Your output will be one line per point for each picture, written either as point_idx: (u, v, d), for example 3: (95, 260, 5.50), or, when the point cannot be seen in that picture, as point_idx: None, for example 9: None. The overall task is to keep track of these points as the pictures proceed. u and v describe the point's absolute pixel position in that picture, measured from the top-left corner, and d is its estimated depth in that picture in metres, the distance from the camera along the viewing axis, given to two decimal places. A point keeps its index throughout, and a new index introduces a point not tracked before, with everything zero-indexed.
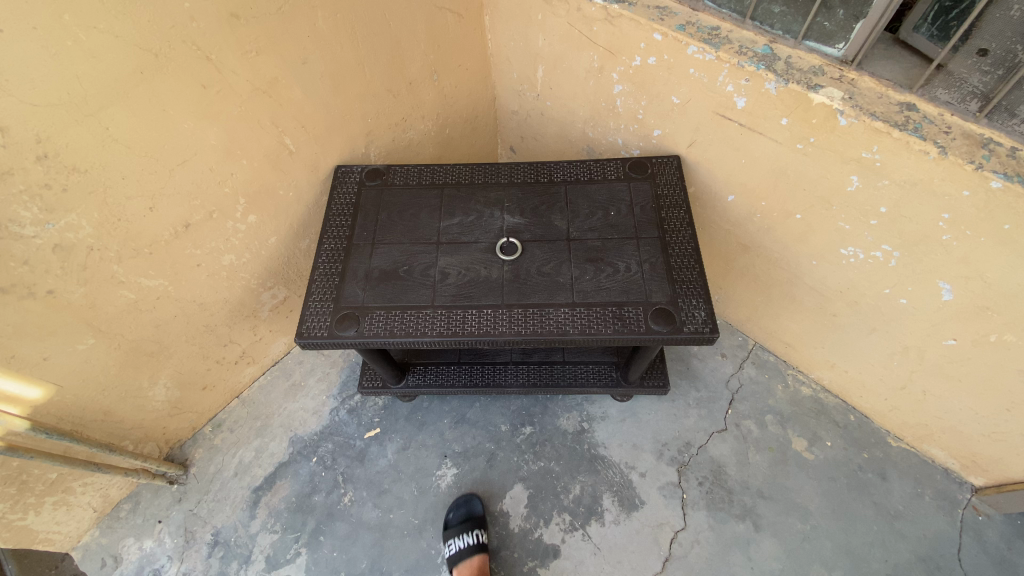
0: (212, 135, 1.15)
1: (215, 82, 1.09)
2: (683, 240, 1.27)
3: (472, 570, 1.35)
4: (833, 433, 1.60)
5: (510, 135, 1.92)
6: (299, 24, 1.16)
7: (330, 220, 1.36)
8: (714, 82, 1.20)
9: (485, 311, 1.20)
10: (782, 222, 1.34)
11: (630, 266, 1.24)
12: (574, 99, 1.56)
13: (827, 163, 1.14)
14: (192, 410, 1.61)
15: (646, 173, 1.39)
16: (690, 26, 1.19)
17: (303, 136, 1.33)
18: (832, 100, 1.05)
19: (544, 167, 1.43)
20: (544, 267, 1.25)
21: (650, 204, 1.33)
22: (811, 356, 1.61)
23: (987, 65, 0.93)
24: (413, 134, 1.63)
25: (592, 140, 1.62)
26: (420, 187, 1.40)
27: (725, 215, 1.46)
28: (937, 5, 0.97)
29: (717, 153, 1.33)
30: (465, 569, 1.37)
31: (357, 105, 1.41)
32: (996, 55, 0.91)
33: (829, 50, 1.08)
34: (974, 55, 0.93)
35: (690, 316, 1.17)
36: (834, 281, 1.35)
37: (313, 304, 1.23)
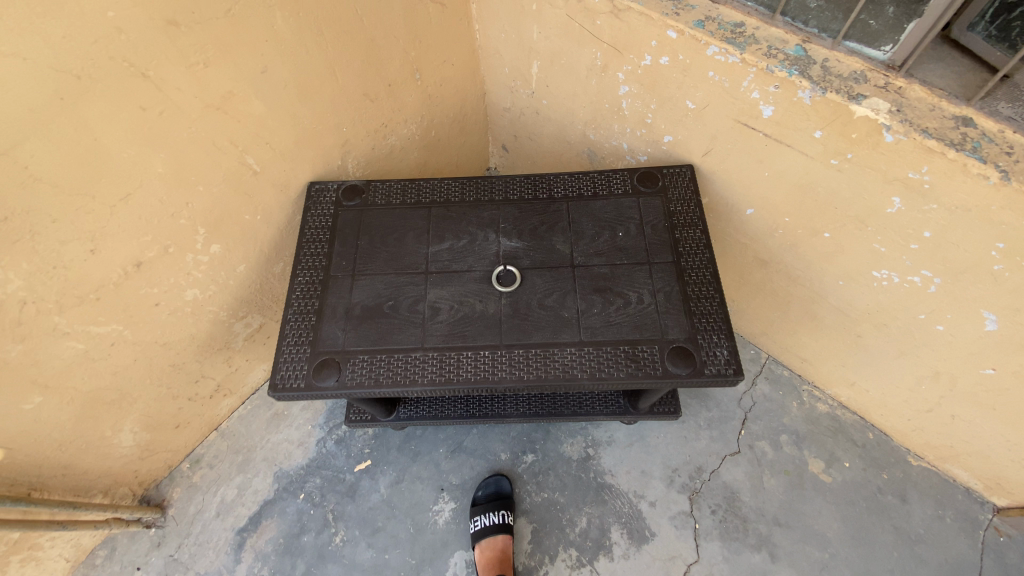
0: (159, 162, 0.99)
1: (157, 103, 0.93)
2: (701, 265, 1.14)
3: (495, 551, 1.36)
4: (850, 453, 1.52)
5: (502, 134, 1.76)
6: (254, 27, 0.99)
7: (304, 248, 1.20)
8: (737, 88, 1.05)
9: (482, 353, 1.07)
10: (806, 239, 1.21)
11: (643, 296, 1.11)
12: (573, 99, 1.40)
13: (865, 182, 1.01)
14: (165, 449, 1.49)
15: (657, 186, 1.24)
16: (710, 22, 1.03)
17: (269, 154, 1.17)
18: (876, 112, 0.91)
19: (542, 181, 1.28)
20: (546, 299, 1.12)
21: (662, 223, 1.19)
22: (828, 373, 1.52)
23: None
24: (394, 140, 1.46)
25: (593, 143, 1.47)
26: (404, 206, 1.25)
27: (741, 229, 1.33)
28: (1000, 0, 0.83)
29: (735, 164, 1.19)
30: (487, 548, 1.37)
31: (330, 114, 1.24)
32: None
33: (873, 53, 0.94)
34: None
35: (711, 355, 1.05)
36: (861, 302, 1.24)
37: (287, 350, 1.09)
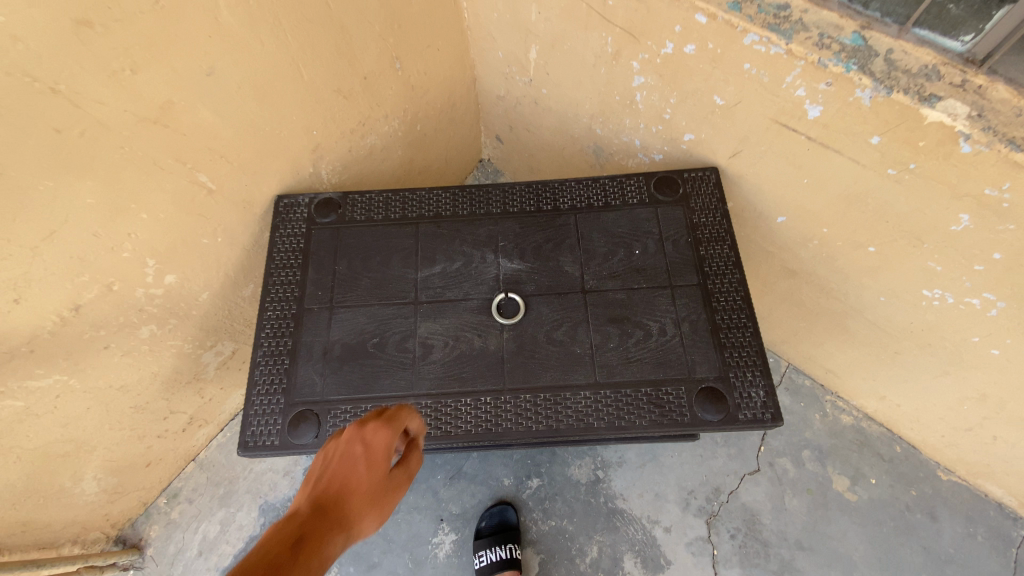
0: (88, 191, 0.83)
1: (76, 121, 0.77)
2: (730, 288, 0.99)
3: None
4: (876, 469, 1.42)
5: (496, 123, 1.57)
6: (190, 20, 0.81)
7: (272, 276, 1.04)
8: (778, 83, 0.89)
9: (483, 400, 0.94)
10: (845, 251, 1.07)
11: (665, 327, 0.97)
12: (577, 89, 1.22)
13: (928, 196, 0.87)
14: (138, 488, 1.36)
15: (678, 194, 1.08)
16: (748, 4, 0.86)
17: (225, 168, 1.01)
18: (954, 117, 0.76)
19: (545, 189, 1.11)
20: (555, 333, 0.98)
21: (685, 238, 1.04)
22: (855, 385, 1.40)
23: None
24: (374, 139, 1.28)
25: (601, 138, 1.30)
26: (387, 222, 1.08)
27: (769, 237, 1.18)
28: None
29: (768, 167, 1.04)
30: None
31: (295, 117, 1.07)
32: None
33: (949, 44, 0.79)
34: None
35: (745, 397, 0.92)
36: (904, 319, 1.11)
37: (258, 400, 0.95)
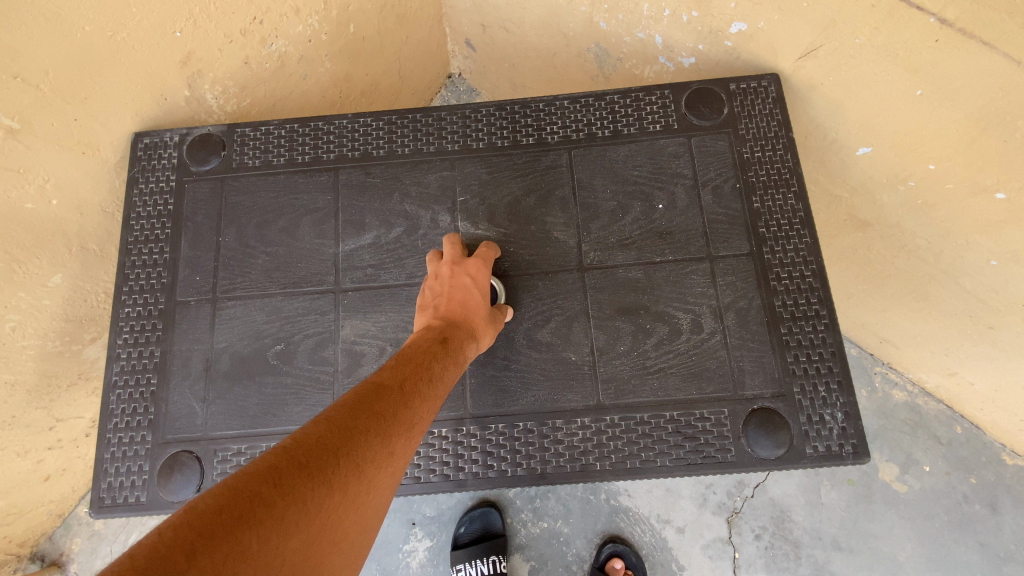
0: None
1: None
2: (797, 259, 0.69)
3: None
4: (931, 454, 1.17)
5: (463, 22, 1.16)
6: None
7: (130, 256, 0.72)
8: None
9: (438, 434, 0.68)
10: (957, 198, 0.74)
11: (701, 321, 0.69)
12: None
13: None
14: (41, 503, 1.09)
15: (722, 115, 0.74)
16: None
17: (26, 94, 0.67)
18: None
19: (525, 111, 0.77)
20: (539, 332, 0.70)
21: (730, 184, 0.72)
22: (917, 359, 1.13)
23: None
24: (286, 46, 0.90)
25: (606, 37, 0.92)
26: (295, 169, 0.75)
27: (839, 175, 0.85)
28: None
29: (864, 70, 0.69)
30: None
31: (134, 9, 0.71)
32: None
33: None
34: None
35: (816, 422, 0.65)
36: (1020, 289, 0.80)
37: (116, 438, 0.67)
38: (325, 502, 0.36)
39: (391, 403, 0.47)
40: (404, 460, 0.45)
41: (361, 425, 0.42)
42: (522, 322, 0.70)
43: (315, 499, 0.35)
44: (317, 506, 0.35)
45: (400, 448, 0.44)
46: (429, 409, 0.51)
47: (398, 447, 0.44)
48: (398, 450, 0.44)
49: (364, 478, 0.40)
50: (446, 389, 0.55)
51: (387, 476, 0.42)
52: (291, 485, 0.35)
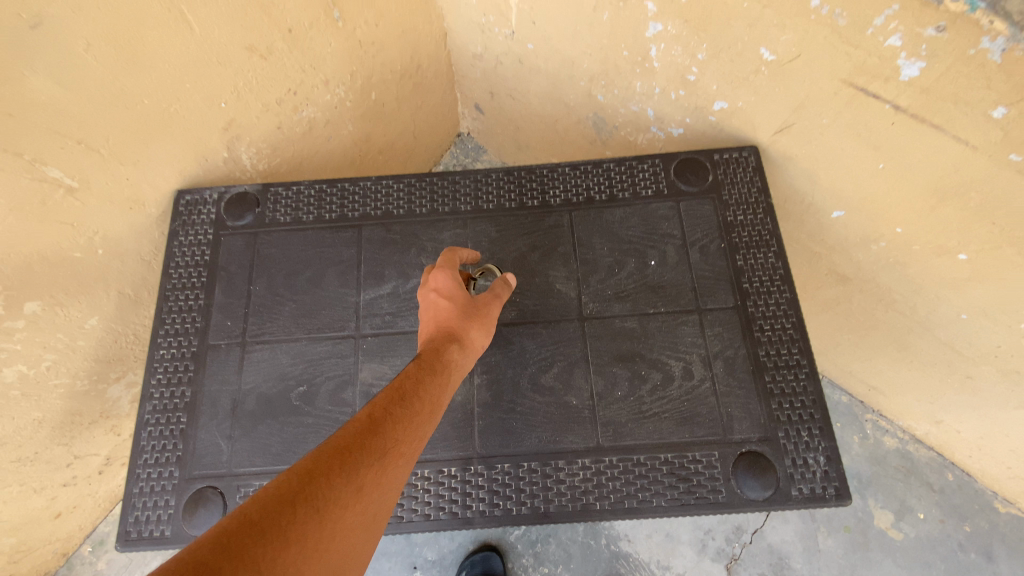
0: None
1: None
2: (777, 312, 0.75)
3: None
4: (925, 501, 1.19)
5: (473, 90, 1.27)
6: None
7: (168, 301, 0.79)
8: (859, 30, 0.63)
9: (448, 473, 0.72)
10: (923, 258, 0.82)
11: (692, 368, 0.74)
12: (574, 44, 0.94)
13: None
14: (49, 541, 1.11)
15: (707, 182, 0.83)
16: None
17: (89, 157, 0.76)
18: None
19: (530, 177, 0.86)
20: (543, 377, 0.76)
21: (716, 243, 0.80)
22: (905, 407, 1.17)
23: None
24: (314, 113, 1.00)
25: (603, 108, 1.02)
26: (322, 225, 0.83)
27: (818, 235, 0.93)
28: None
29: (830, 145, 0.77)
30: None
31: (188, 85, 0.80)
32: None
33: None
34: None
35: (801, 466, 0.69)
36: (990, 342, 0.87)
37: (144, 474, 0.71)
38: (279, 555, 0.36)
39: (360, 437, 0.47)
40: (380, 493, 0.45)
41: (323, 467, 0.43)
42: (527, 368, 0.76)
43: (266, 553, 0.35)
44: (271, 559, 0.35)
45: (371, 481, 0.44)
46: (409, 433, 0.51)
47: (366, 482, 0.44)
48: (365, 486, 0.44)
49: (325, 519, 0.40)
50: (428, 410, 0.55)
51: (357, 514, 0.42)
52: (239, 544, 0.35)
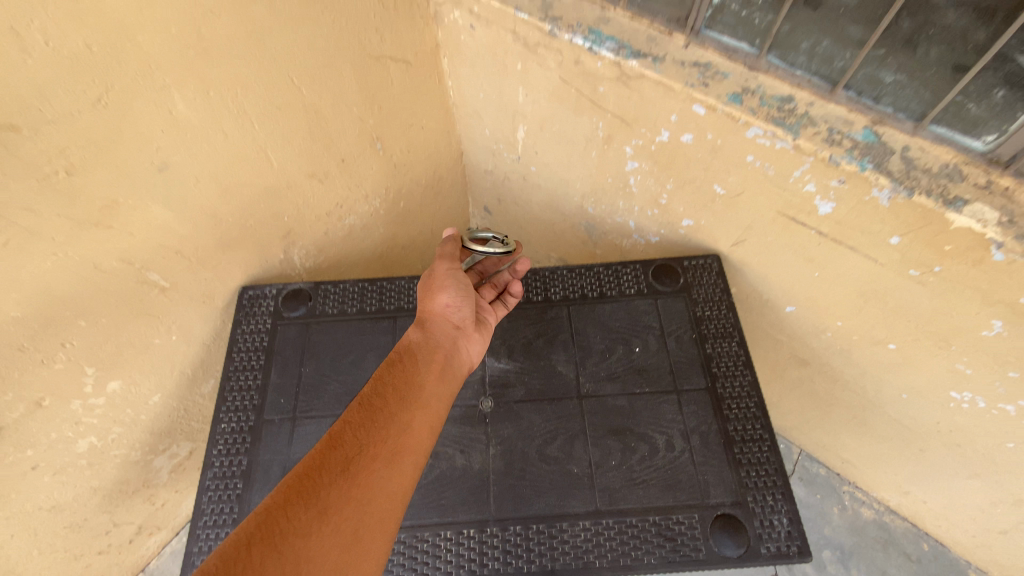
0: (12, 303, 0.72)
1: (1, 233, 0.67)
2: (741, 391, 0.91)
3: None
4: (904, 571, 1.27)
5: (483, 196, 1.49)
6: (139, 118, 0.73)
7: (230, 380, 0.94)
8: (784, 177, 0.83)
9: (466, 534, 0.84)
10: (863, 346, 0.98)
11: (673, 441, 0.88)
12: (569, 170, 1.16)
13: (954, 300, 0.79)
14: None
15: (679, 283, 1.01)
16: (749, 96, 0.80)
17: (180, 264, 0.91)
18: (982, 224, 0.69)
19: (535, 278, 1.04)
20: (548, 448, 0.89)
21: (689, 334, 0.97)
22: (875, 478, 1.28)
23: None
24: (353, 220, 1.20)
25: (593, 216, 1.23)
26: (362, 316, 1.00)
27: (777, 325, 1.10)
28: None
29: (776, 257, 0.97)
30: None
31: (261, 205, 0.98)
32: None
33: (970, 142, 0.72)
34: None
35: (767, 525, 0.82)
36: (930, 419, 1.01)
37: (204, 534, 0.82)
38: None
39: (324, 460, 0.60)
40: (344, 506, 0.57)
41: (284, 501, 0.55)
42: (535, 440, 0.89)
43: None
44: None
45: (333, 500, 0.56)
46: (370, 442, 0.63)
47: (327, 502, 0.56)
48: (332, 504, 0.56)
49: (287, 545, 0.52)
50: (396, 413, 0.67)
51: (329, 530, 0.54)
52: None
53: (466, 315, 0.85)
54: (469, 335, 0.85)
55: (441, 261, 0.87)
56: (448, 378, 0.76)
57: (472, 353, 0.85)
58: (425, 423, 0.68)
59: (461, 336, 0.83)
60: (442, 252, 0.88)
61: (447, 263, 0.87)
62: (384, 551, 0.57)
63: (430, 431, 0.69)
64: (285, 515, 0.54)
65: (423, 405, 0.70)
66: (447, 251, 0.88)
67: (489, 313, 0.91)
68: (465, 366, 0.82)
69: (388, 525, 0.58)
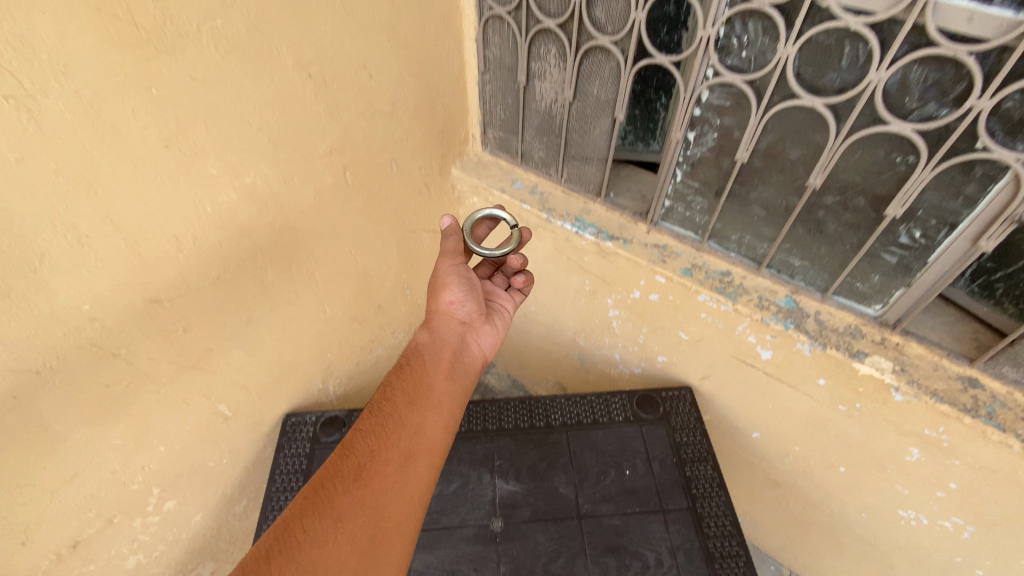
0: (117, 432, 0.89)
1: (125, 376, 0.86)
2: (717, 510, 1.06)
3: None
4: None
5: None
6: (242, 286, 0.96)
7: (271, 497, 1.14)
8: (731, 329, 1.06)
9: None
10: (819, 468, 1.14)
11: (662, 557, 1.01)
12: (562, 311, 1.41)
13: (879, 431, 0.98)
14: None
15: (658, 412, 1.20)
16: (698, 270, 1.06)
17: (242, 395, 1.10)
18: (881, 372, 0.91)
19: (536, 407, 1.23)
20: (553, 565, 1.01)
21: (670, 458, 1.13)
22: None
23: None
24: (381, 350, 1.46)
25: (584, 349, 1.46)
26: None
27: (746, 448, 1.26)
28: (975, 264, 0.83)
29: (735, 389, 1.17)
30: None
31: (312, 343, 1.20)
32: None
33: (864, 308, 0.96)
34: None
35: None
36: (891, 536, 1.13)
37: None
38: None
39: (338, 468, 0.67)
40: (355, 513, 0.63)
41: (300, 511, 0.62)
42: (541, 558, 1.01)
43: None
44: None
45: (346, 507, 0.63)
46: (380, 445, 0.70)
47: (340, 512, 0.62)
48: (346, 512, 0.63)
49: (304, 552, 0.58)
50: (405, 415, 0.74)
51: (345, 536, 0.61)
52: None
53: (469, 313, 0.94)
54: (474, 332, 0.94)
55: (443, 260, 0.94)
56: (455, 376, 0.84)
57: (480, 348, 0.94)
58: (436, 425, 0.75)
59: (467, 332, 0.93)
60: (444, 250, 0.95)
61: (450, 261, 0.94)
62: (402, 550, 0.63)
63: (440, 430, 0.75)
64: (303, 521, 0.61)
65: (431, 407, 0.76)
66: (448, 248, 0.94)
67: (499, 312, 1.02)
68: (475, 361, 0.91)
69: (404, 526, 0.65)
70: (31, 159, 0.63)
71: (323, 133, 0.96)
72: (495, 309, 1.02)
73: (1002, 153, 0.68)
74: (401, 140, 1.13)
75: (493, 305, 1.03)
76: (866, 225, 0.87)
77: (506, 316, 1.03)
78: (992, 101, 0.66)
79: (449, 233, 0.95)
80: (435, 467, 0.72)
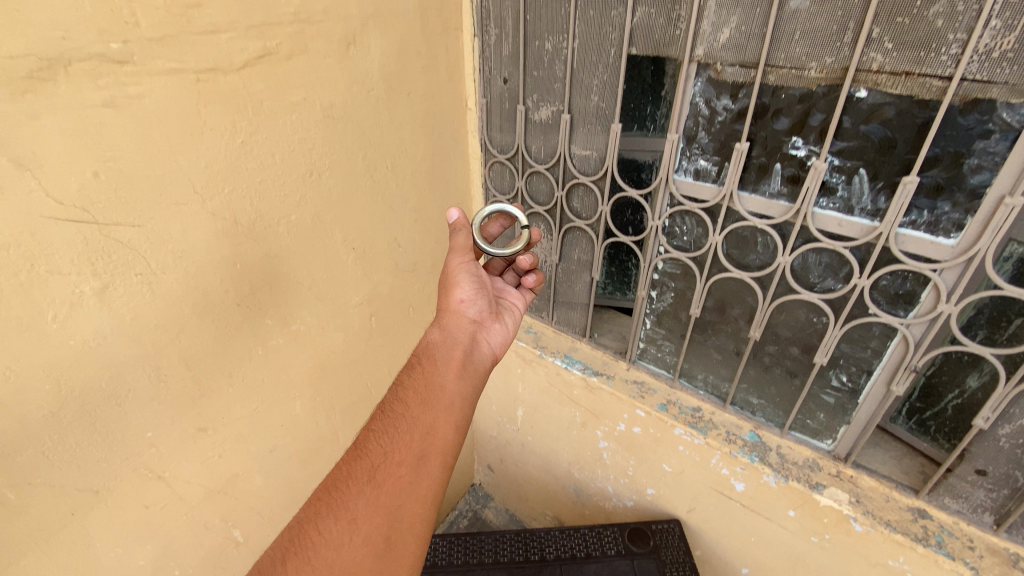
0: (142, 554, 0.97)
1: (162, 499, 0.96)
2: None
3: None
4: None
5: (487, 456, 1.81)
6: (275, 415, 1.12)
7: None
8: (707, 462, 1.18)
9: None
10: None
11: None
12: (557, 442, 1.53)
13: (851, 563, 1.05)
14: None
15: (649, 546, 1.25)
16: (672, 406, 1.23)
17: (255, 519, 1.18)
18: (839, 503, 1.01)
19: (532, 539, 1.29)
20: None
21: None
22: None
23: (990, 482, 0.89)
24: None
25: (579, 480, 1.53)
26: None
27: None
28: (906, 403, 0.97)
29: (718, 521, 1.24)
30: None
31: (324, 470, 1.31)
32: (997, 476, 0.87)
33: (819, 443, 1.08)
34: (973, 473, 0.89)
35: None
36: None
37: None
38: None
39: (352, 465, 0.74)
40: (370, 514, 0.69)
41: (317, 511, 0.68)
42: None
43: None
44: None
45: (360, 506, 0.69)
46: (393, 442, 0.77)
47: (355, 513, 0.68)
48: (360, 512, 0.69)
49: (322, 551, 0.65)
50: (416, 411, 0.82)
51: (360, 537, 0.67)
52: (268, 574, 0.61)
53: (478, 311, 1.07)
54: (483, 331, 1.06)
55: (454, 257, 1.06)
56: (464, 375, 0.94)
57: (489, 345, 1.06)
58: (446, 427, 0.82)
59: (476, 330, 1.05)
60: (454, 247, 1.07)
61: (460, 258, 1.06)
62: (414, 550, 0.70)
63: (450, 430, 0.82)
64: (320, 520, 0.67)
65: (441, 408, 0.84)
66: (459, 246, 1.06)
67: (508, 312, 1.15)
68: (483, 358, 1.03)
69: (416, 526, 0.71)
70: (142, 316, 0.83)
71: (357, 290, 1.19)
72: (503, 308, 1.14)
73: (888, 317, 0.87)
74: (417, 291, 1.38)
75: (501, 304, 1.15)
76: (802, 373, 1.04)
77: (514, 314, 1.15)
78: (869, 280, 0.86)
79: (458, 227, 1.06)
80: (447, 467, 0.79)
